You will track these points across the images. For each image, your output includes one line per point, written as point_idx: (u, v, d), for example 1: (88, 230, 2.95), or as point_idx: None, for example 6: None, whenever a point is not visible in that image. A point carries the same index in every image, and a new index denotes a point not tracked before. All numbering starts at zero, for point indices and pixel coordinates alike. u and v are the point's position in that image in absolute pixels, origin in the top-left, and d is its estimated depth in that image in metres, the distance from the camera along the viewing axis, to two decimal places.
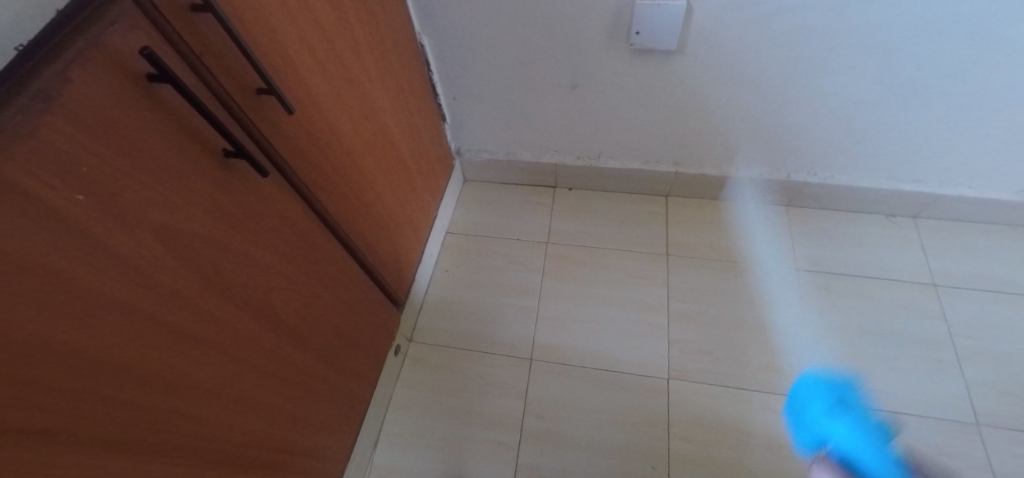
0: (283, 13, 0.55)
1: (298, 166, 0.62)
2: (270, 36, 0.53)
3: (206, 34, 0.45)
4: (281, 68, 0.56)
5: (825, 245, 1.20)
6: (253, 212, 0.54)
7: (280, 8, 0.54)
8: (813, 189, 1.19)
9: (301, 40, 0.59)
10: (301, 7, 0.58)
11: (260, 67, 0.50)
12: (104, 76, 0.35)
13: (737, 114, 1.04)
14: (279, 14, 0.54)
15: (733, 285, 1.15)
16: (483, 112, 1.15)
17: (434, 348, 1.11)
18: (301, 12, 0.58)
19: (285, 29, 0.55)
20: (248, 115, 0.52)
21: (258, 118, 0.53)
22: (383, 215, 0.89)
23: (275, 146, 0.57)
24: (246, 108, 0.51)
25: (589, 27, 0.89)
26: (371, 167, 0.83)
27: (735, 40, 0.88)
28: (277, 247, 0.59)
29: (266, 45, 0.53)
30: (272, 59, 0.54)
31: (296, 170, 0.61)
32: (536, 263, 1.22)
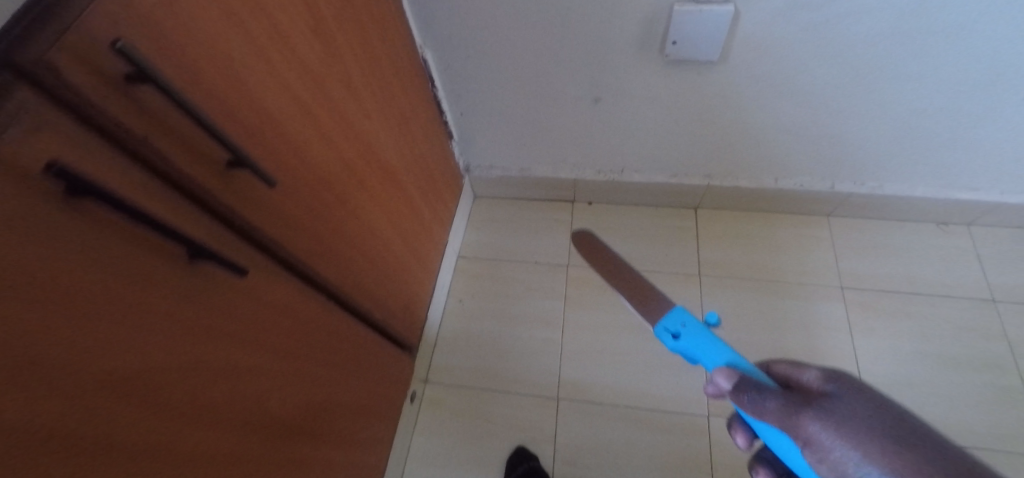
0: (256, 60, 0.44)
1: (287, 239, 0.52)
2: (241, 91, 0.43)
3: (148, 110, 0.34)
4: (258, 128, 0.45)
5: (873, 257, 1.08)
6: (235, 312, 0.44)
7: (250, 53, 0.44)
8: (860, 199, 1.07)
9: (281, 87, 0.49)
10: (277, 46, 0.47)
11: (226, 140, 0.39)
12: (15, 201, 0.24)
13: (781, 125, 0.93)
14: (250, 61, 0.44)
15: (772, 307, 1.05)
16: (494, 127, 1.04)
17: (451, 389, 1.03)
18: (277, 53, 0.47)
19: (258, 78, 0.45)
20: (217, 197, 0.41)
21: (232, 197, 0.43)
22: (389, 262, 0.80)
23: (256, 225, 0.46)
24: (214, 189, 0.41)
25: (617, 37, 0.78)
26: (373, 211, 0.73)
27: (785, 45, 0.77)
28: (265, 343, 0.49)
29: (236, 104, 0.42)
30: (247, 119, 0.44)
31: (284, 244, 0.51)
32: (556, 289, 1.13)
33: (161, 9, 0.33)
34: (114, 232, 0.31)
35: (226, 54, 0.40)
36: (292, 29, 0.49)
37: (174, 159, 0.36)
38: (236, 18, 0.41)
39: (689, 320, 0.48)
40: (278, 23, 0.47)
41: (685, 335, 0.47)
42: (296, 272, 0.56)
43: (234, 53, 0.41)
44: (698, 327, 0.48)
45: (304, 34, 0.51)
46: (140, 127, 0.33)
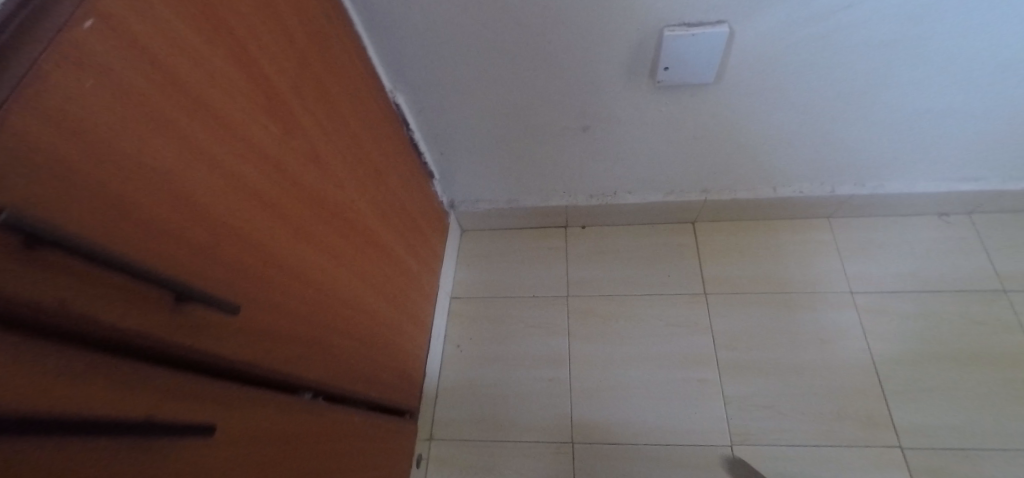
0: (204, 165, 0.38)
1: (254, 354, 0.45)
2: (188, 207, 0.36)
3: (75, 270, 0.27)
4: (212, 242, 0.39)
5: (879, 257, 1.04)
6: (206, 465, 0.38)
7: (196, 159, 0.37)
8: (861, 200, 1.03)
9: (237, 185, 0.42)
10: (228, 141, 0.41)
11: (167, 282, 0.32)
12: None
13: (778, 136, 0.89)
14: (197, 168, 0.37)
15: (783, 321, 0.99)
16: (478, 163, 0.99)
17: (458, 444, 0.97)
18: (229, 149, 0.41)
19: (208, 184, 0.39)
20: (164, 342, 0.34)
21: (182, 334, 0.36)
22: (378, 333, 0.73)
23: (215, 354, 0.40)
24: (160, 334, 0.34)
25: (606, 68, 0.74)
26: (358, 284, 0.67)
27: (780, 60, 0.73)
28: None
29: (183, 223, 0.36)
30: (197, 237, 0.37)
31: (251, 363, 0.44)
32: (558, 324, 1.07)
33: (75, 145, 0.27)
34: (40, 444, 0.24)
35: (165, 169, 0.34)
36: (244, 117, 0.43)
37: (107, 319, 0.30)
38: (174, 124, 0.35)
39: None
40: (227, 114, 0.41)
41: None
42: (270, 384, 0.49)
43: (176, 165, 0.35)
44: None
45: (260, 118, 0.45)
46: (59, 296, 0.27)
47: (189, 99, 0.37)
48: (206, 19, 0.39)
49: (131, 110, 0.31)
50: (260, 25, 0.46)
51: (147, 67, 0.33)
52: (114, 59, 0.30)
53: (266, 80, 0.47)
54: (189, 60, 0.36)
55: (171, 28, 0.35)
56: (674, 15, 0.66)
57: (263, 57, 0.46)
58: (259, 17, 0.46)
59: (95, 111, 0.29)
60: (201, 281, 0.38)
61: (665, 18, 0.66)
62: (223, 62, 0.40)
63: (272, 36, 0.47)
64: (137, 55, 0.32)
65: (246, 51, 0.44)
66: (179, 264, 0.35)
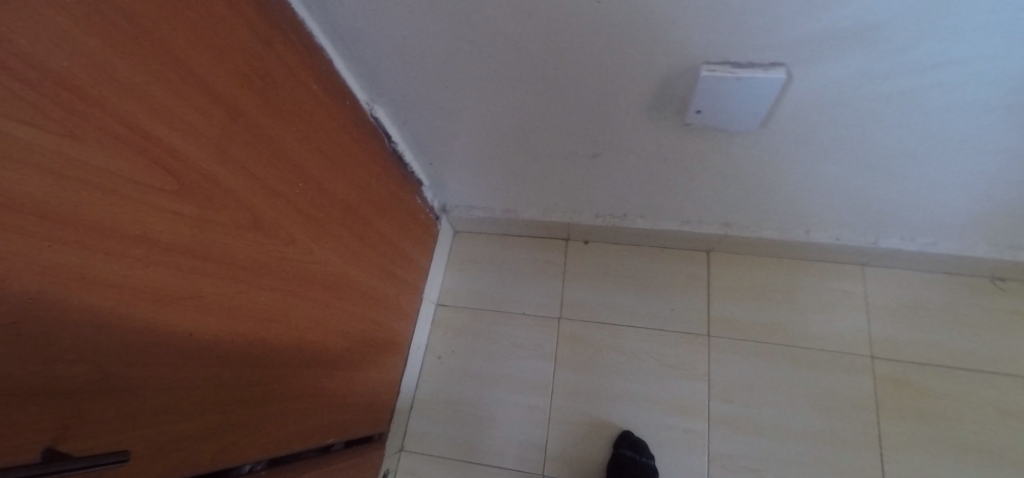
0: (84, 292, 0.31)
1: (166, 467, 0.41)
2: (58, 352, 0.30)
3: None
4: (97, 373, 0.33)
5: (911, 320, 0.92)
6: None
7: (69, 290, 0.30)
8: (905, 255, 0.90)
9: (138, 296, 0.35)
10: (120, 251, 0.34)
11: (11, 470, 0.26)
12: None
13: (822, 184, 0.75)
14: (71, 301, 0.31)
15: (789, 378, 0.91)
16: (471, 174, 0.88)
17: (428, 460, 0.96)
18: (123, 259, 0.34)
19: (90, 314, 0.32)
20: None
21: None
22: (338, 377, 0.69)
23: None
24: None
25: (621, 100, 0.61)
26: (314, 334, 0.61)
27: (846, 113, 0.57)
28: None
29: (52, 373, 0.30)
30: (73, 378, 0.32)
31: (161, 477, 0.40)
32: (546, 348, 1.01)
33: None
34: None
35: (21, 323, 0.28)
36: (145, 212, 0.35)
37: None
38: (32, 262, 0.28)
39: None
40: (118, 219, 0.33)
41: None
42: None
43: (38, 311, 0.28)
44: None
45: (169, 202, 0.37)
46: None
47: (54, 222, 0.29)
48: (78, 109, 0.30)
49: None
50: (165, 87, 0.36)
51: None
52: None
53: (178, 154, 0.38)
54: (51, 170, 0.28)
55: (25, 139, 0.26)
56: (715, 52, 0.51)
57: (170, 127, 0.37)
58: (162, 77, 0.36)
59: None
60: (76, 427, 0.32)
61: (705, 54, 0.51)
62: (108, 156, 0.32)
63: (184, 94, 0.38)
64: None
65: (146, 129, 0.35)
66: (43, 422, 0.30)
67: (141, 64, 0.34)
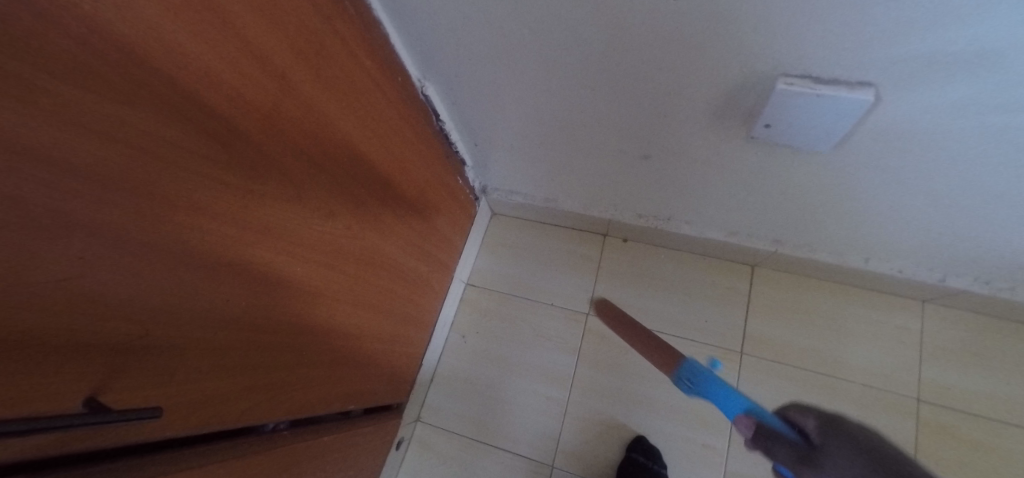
0: (130, 255, 0.32)
1: (193, 422, 0.43)
2: (103, 310, 0.32)
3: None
4: (138, 331, 0.35)
5: (971, 367, 0.85)
6: None
7: (116, 254, 0.31)
8: (976, 297, 0.81)
9: (179, 262, 0.37)
10: (167, 218, 0.34)
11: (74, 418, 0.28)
12: None
13: (896, 213, 0.68)
14: (119, 264, 0.32)
15: (823, 408, 0.87)
16: (515, 159, 0.86)
17: (443, 433, 0.99)
18: (169, 226, 0.35)
19: (134, 276, 0.33)
20: (58, 450, 0.32)
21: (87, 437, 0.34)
22: (365, 349, 0.71)
23: (133, 438, 0.38)
24: (53, 447, 0.32)
25: (684, 103, 0.57)
26: (346, 306, 0.62)
27: (939, 143, 0.51)
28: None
29: (97, 330, 0.32)
30: (115, 335, 0.33)
31: (186, 430, 0.43)
32: (571, 342, 1.00)
33: None
34: None
35: (72, 281, 0.29)
36: (196, 182, 0.36)
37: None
38: (86, 226, 0.29)
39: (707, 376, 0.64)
40: (166, 187, 0.34)
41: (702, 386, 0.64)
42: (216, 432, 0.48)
43: (88, 271, 0.30)
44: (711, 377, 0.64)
45: (218, 173, 0.38)
46: None
47: (113, 188, 0.30)
48: (138, 77, 0.30)
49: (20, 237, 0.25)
50: (220, 57, 0.36)
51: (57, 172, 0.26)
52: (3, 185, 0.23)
53: (228, 125, 0.38)
54: (116, 140, 0.29)
55: (87, 105, 0.27)
56: (797, 65, 0.46)
57: (222, 97, 0.37)
58: (218, 46, 0.36)
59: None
60: (119, 380, 0.34)
61: (786, 66, 0.47)
62: (163, 125, 0.32)
63: (240, 65, 0.38)
64: (36, 164, 0.25)
65: (199, 98, 0.35)
66: (87, 374, 0.32)
67: (201, 32, 0.34)
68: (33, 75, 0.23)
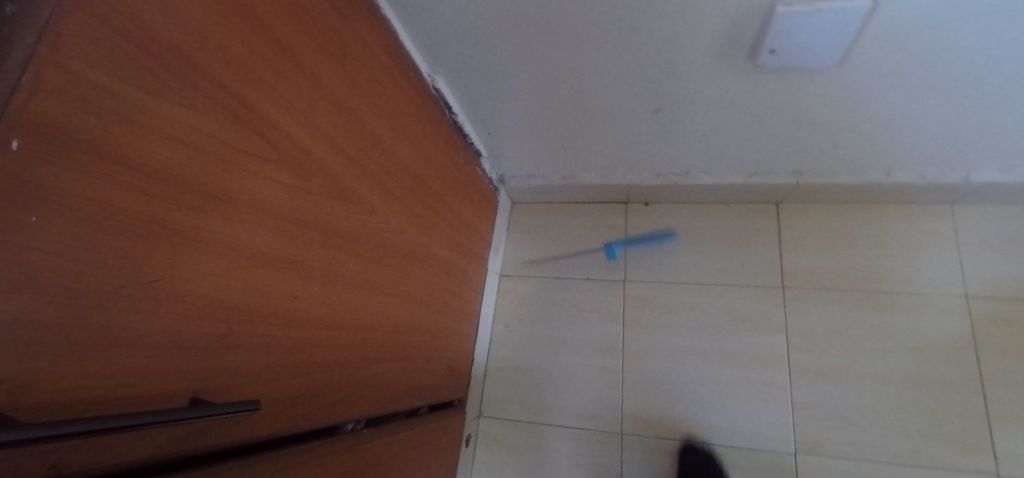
0: (205, 253, 0.35)
1: (289, 418, 0.45)
2: (191, 305, 0.34)
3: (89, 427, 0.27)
4: (222, 329, 0.37)
5: (1015, 256, 0.85)
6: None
7: (193, 251, 0.34)
8: (1003, 187, 0.82)
9: (246, 258, 0.39)
10: (231, 216, 0.37)
11: (178, 412, 0.31)
12: None
13: (912, 118, 0.69)
14: (197, 261, 0.35)
15: (875, 325, 0.88)
16: (528, 142, 0.89)
17: (506, 423, 1.00)
18: (233, 224, 0.38)
19: (212, 273, 0.36)
20: (189, 448, 0.35)
21: (208, 434, 0.36)
22: (423, 343, 0.73)
23: (245, 436, 0.40)
24: (183, 445, 0.34)
25: (687, 47, 0.59)
26: (399, 300, 0.65)
27: (942, 35, 0.53)
28: None
29: (190, 325, 0.34)
30: (206, 331, 0.36)
31: (285, 427, 0.45)
32: (614, 311, 1.01)
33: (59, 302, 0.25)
34: None
35: (159, 278, 0.32)
36: (250, 181, 0.39)
37: (115, 460, 0.29)
38: (162, 225, 0.32)
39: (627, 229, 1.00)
40: (226, 186, 0.37)
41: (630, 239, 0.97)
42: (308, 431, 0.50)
43: (172, 267, 0.33)
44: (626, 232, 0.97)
45: (267, 172, 0.41)
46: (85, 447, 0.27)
47: (180, 189, 0.33)
48: (189, 83, 0.33)
49: (108, 235, 0.28)
50: (259, 62, 0.39)
51: (133, 173, 0.29)
52: (82, 185, 0.26)
53: (272, 125, 0.41)
54: (178, 142, 0.32)
55: (149, 111, 0.30)
56: None
57: (263, 100, 0.40)
58: (255, 51, 0.39)
59: (63, 253, 0.25)
60: (217, 374, 0.37)
61: None
62: (215, 126, 0.35)
63: (274, 71, 0.41)
64: (113, 166, 0.28)
65: (243, 100, 0.38)
66: (189, 368, 0.35)
67: (235, 41, 0.37)
68: (100, 78, 0.27)
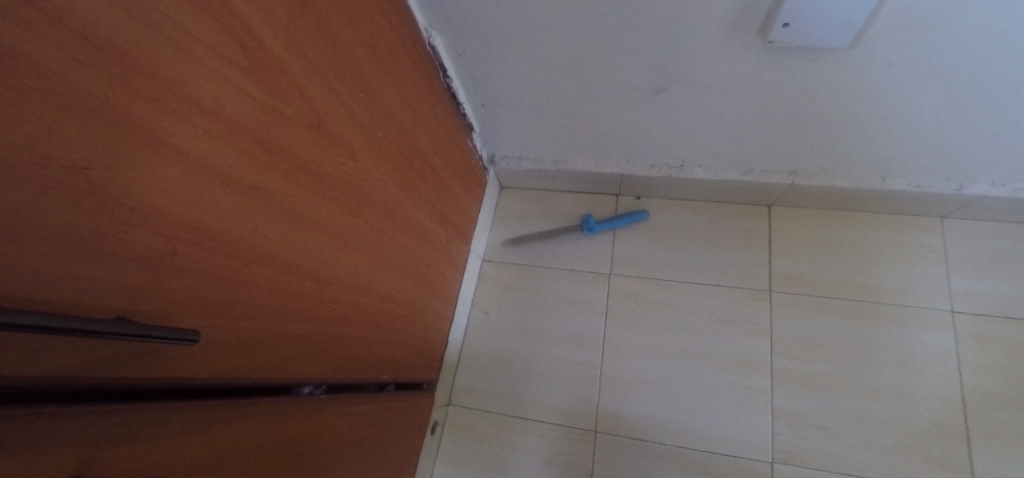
0: (159, 154, 0.31)
1: (235, 366, 0.41)
2: (133, 212, 0.30)
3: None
4: (168, 250, 0.33)
5: (999, 274, 0.84)
6: (201, 455, 0.37)
7: (143, 150, 0.29)
8: (991, 203, 0.81)
9: (208, 175, 0.35)
10: (195, 121, 0.33)
11: (105, 327, 0.27)
12: None
13: (915, 119, 0.68)
14: (148, 162, 0.30)
15: (859, 334, 0.86)
16: (523, 119, 0.86)
17: (476, 414, 0.95)
18: (196, 130, 0.33)
19: (164, 180, 0.31)
20: (106, 377, 0.30)
21: (134, 366, 0.31)
22: (395, 313, 0.69)
23: (181, 377, 0.35)
24: (106, 370, 0.29)
25: (699, 20, 0.57)
26: (372, 260, 0.60)
27: (957, 24, 0.51)
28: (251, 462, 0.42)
29: (127, 234, 0.29)
30: (147, 246, 0.31)
31: (230, 375, 0.40)
32: (597, 304, 0.98)
33: None
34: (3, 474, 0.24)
35: (94, 169, 0.27)
36: (221, 89, 0.35)
37: (12, 375, 0.24)
38: (105, 108, 0.27)
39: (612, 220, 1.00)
40: (191, 86, 0.32)
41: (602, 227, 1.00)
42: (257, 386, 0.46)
43: (113, 161, 0.28)
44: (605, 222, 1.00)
45: (241, 84, 0.36)
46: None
47: (135, 72, 0.28)
48: None
49: (32, 99, 0.23)
50: None
51: (77, 38, 0.25)
52: (9, 33, 0.22)
53: (249, 31, 0.37)
54: (135, 20, 0.28)
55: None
56: None
57: (242, 1, 0.36)
58: None
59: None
60: (154, 298, 0.32)
61: None
62: (182, 12, 0.31)
63: None
64: (44, 20, 0.23)
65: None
66: (120, 285, 0.30)
67: None
68: None
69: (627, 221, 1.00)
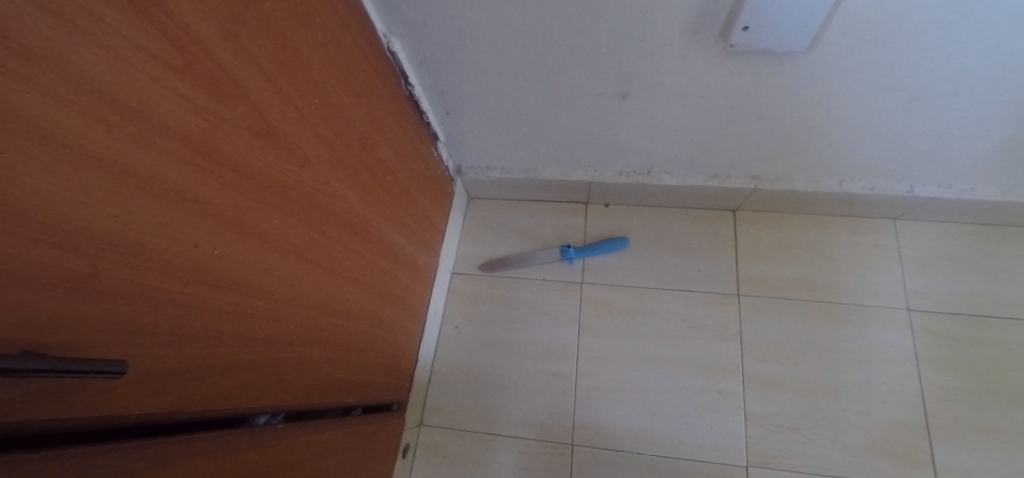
0: (78, 164, 0.27)
1: (177, 398, 0.36)
2: (45, 228, 0.26)
3: None
4: (90, 270, 0.28)
5: (950, 271, 0.88)
6: None
7: (57, 157, 0.26)
8: (938, 204, 0.85)
9: (139, 187, 0.31)
10: (119, 125, 0.29)
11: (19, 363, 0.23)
12: None
13: (865, 123, 0.70)
14: (60, 171, 0.26)
15: (824, 335, 0.87)
16: (489, 128, 0.85)
17: (449, 433, 0.91)
18: (123, 136, 0.29)
19: (82, 190, 0.27)
20: (11, 421, 0.25)
21: (47, 406, 0.27)
22: (360, 330, 0.65)
23: (110, 415, 0.31)
24: (20, 411, 0.26)
25: (660, 26, 0.58)
26: (333, 275, 0.56)
27: (905, 28, 0.53)
28: None
29: (37, 254, 0.25)
30: (65, 266, 0.27)
31: (171, 408, 0.36)
32: (569, 313, 0.96)
33: None
34: None
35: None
36: (154, 91, 0.31)
37: None
38: (8, 110, 0.23)
39: (592, 249, 0.98)
40: (119, 88, 0.29)
41: (581, 252, 0.98)
42: (204, 419, 0.41)
43: (18, 171, 0.24)
44: (585, 248, 0.98)
45: (178, 86, 0.33)
46: None
47: (46, 70, 0.25)
48: None
49: None
50: None
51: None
52: None
53: (184, 27, 0.34)
54: (51, 13, 0.25)
55: None
56: None
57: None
58: None
59: None
60: (76, 326, 0.28)
61: None
62: (105, 7, 0.28)
63: None
64: None
65: None
66: (28, 315, 0.25)
67: None
68: None
69: (602, 249, 0.98)
